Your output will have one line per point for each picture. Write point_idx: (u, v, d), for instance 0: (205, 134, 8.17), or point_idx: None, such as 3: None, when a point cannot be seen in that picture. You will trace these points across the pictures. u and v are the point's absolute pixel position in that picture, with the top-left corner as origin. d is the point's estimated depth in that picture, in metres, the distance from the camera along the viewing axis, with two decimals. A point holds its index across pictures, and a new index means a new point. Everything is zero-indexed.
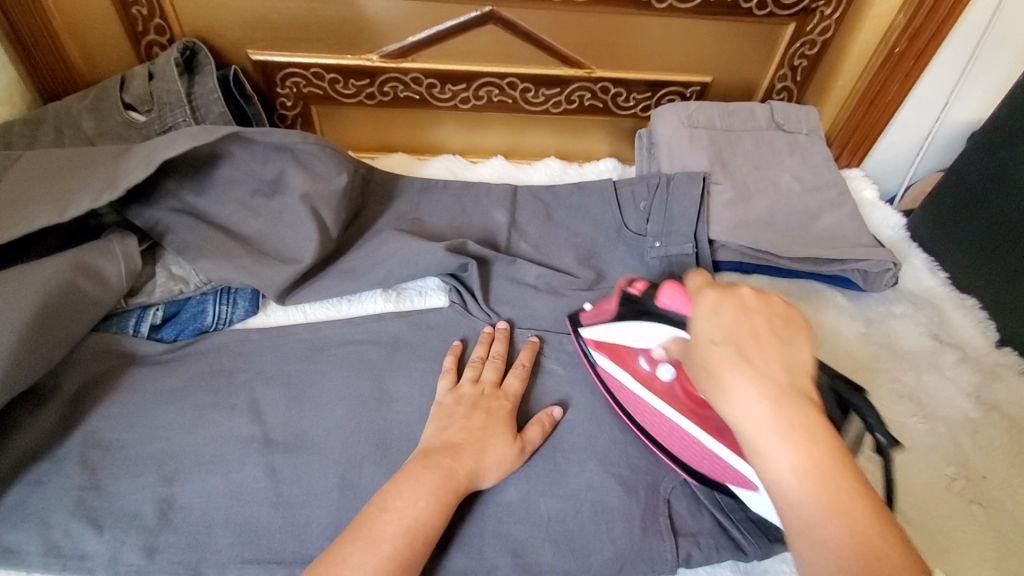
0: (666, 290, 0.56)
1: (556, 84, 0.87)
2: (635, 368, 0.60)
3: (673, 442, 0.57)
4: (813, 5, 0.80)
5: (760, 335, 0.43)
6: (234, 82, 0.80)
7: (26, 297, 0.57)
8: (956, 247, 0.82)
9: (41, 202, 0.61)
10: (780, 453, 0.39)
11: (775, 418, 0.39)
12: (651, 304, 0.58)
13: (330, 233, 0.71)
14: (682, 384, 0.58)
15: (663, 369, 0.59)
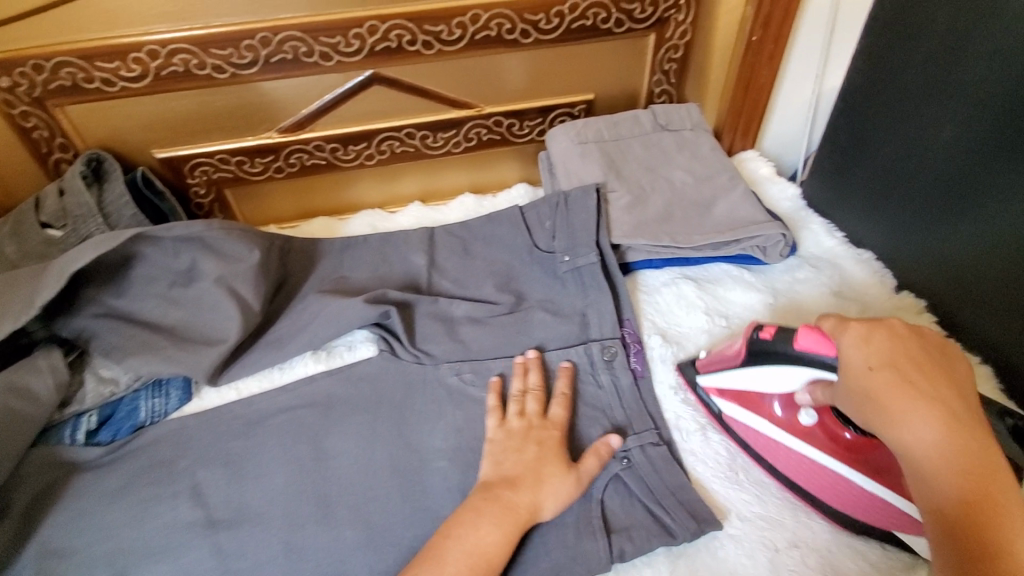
0: (803, 333, 0.55)
1: (451, 127, 0.92)
2: (769, 414, 0.62)
3: (820, 486, 0.59)
4: (665, 14, 0.86)
5: (918, 361, 0.48)
6: (143, 182, 0.84)
7: None
8: (847, 207, 0.87)
9: None
10: (939, 482, 0.44)
11: (946, 438, 0.45)
12: (786, 348, 0.57)
13: (252, 309, 0.74)
14: (824, 426, 0.60)
15: (804, 414, 0.60)
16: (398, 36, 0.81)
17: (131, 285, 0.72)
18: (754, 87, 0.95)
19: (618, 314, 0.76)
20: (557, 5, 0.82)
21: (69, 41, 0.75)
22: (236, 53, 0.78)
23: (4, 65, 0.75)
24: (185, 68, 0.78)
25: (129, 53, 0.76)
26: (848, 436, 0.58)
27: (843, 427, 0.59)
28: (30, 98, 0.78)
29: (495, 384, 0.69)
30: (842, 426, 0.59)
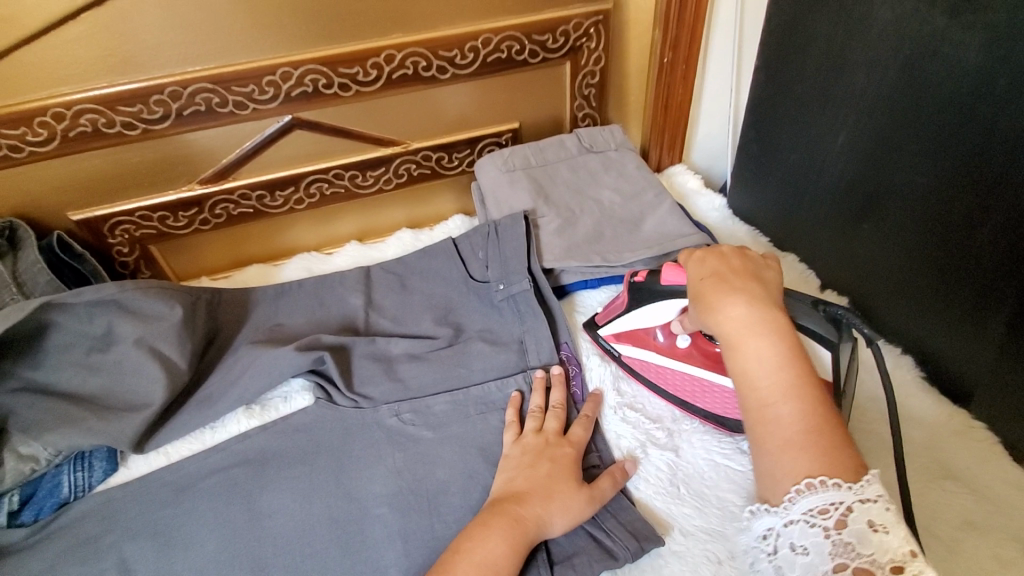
0: (668, 270, 0.65)
1: (379, 165, 0.92)
2: (656, 344, 0.72)
3: (707, 401, 0.68)
4: (577, 43, 0.89)
5: (736, 267, 0.55)
6: (60, 247, 0.81)
7: None
8: (767, 213, 0.91)
9: None
10: (749, 350, 0.49)
11: (757, 315, 0.50)
12: (656, 287, 0.67)
13: (179, 368, 0.72)
14: (697, 347, 0.70)
15: (680, 339, 0.71)
16: (313, 80, 0.81)
17: (45, 355, 0.69)
18: (671, 104, 0.99)
19: (555, 338, 0.76)
20: (470, 40, 0.84)
21: None
22: (146, 109, 0.77)
23: None
24: (94, 127, 0.77)
25: (33, 118, 0.74)
26: (716, 350, 0.69)
27: (710, 344, 0.70)
28: None
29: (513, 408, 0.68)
30: (709, 343, 0.70)
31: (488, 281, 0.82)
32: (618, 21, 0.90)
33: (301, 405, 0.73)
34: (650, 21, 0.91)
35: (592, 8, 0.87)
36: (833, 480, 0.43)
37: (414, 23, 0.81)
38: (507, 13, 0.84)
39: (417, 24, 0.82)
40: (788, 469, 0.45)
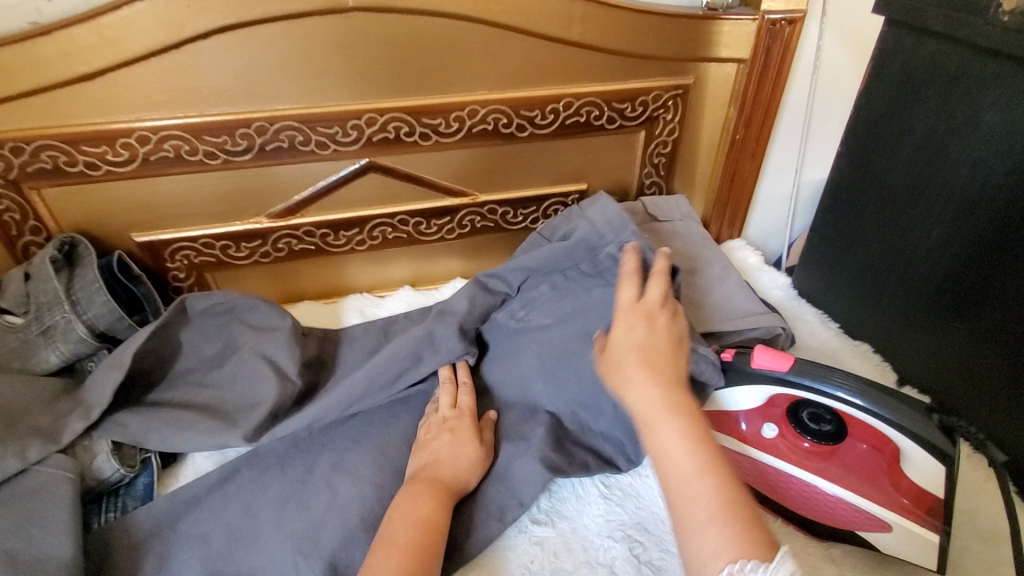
0: (760, 352, 0.61)
1: (444, 214, 0.92)
2: (735, 431, 0.64)
3: (790, 499, 0.61)
4: (654, 113, 0.89)
5: (659, 347, 0.56)
6: (119, 266, 0.79)
7: None
8: (837, 298, 0.89)
9: None
10: (669, 433, 0.50)
11: (664, 403, 0.52)
12: (743, 367, 0.62)
13: (292, 379, 0.72)
14: (784, 440, 0.62)
15: (766, 428, 0.63)
16: (396, 128, 0.81)
17: (123, 372, 0.66)
18: (738, 180, 0.99)
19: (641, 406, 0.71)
20: (552, 102, 0.84)
21: (53, 125, 0.72)
22: (231, 141, 0.77)
23: None
24: (176, 153, 0.76)
25: (117, 139, 0.74)
26: (808, 446, 0.61)
27: (800, 439, 0.62)
28: (5, 179, 0.74)
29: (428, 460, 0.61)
30: (799, 437, 0.62)
31: None
32: (699, 95, 0.90)
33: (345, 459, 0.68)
34: (728, 98, 0.92)
35: (674, 82, 0.87)
36: (750, 562, 0.41)
37: (501, 81, 0.82)
38: (592, 79, 0.85)
39: (504, 82, 0.82)
40: (715, 558, 0.43)
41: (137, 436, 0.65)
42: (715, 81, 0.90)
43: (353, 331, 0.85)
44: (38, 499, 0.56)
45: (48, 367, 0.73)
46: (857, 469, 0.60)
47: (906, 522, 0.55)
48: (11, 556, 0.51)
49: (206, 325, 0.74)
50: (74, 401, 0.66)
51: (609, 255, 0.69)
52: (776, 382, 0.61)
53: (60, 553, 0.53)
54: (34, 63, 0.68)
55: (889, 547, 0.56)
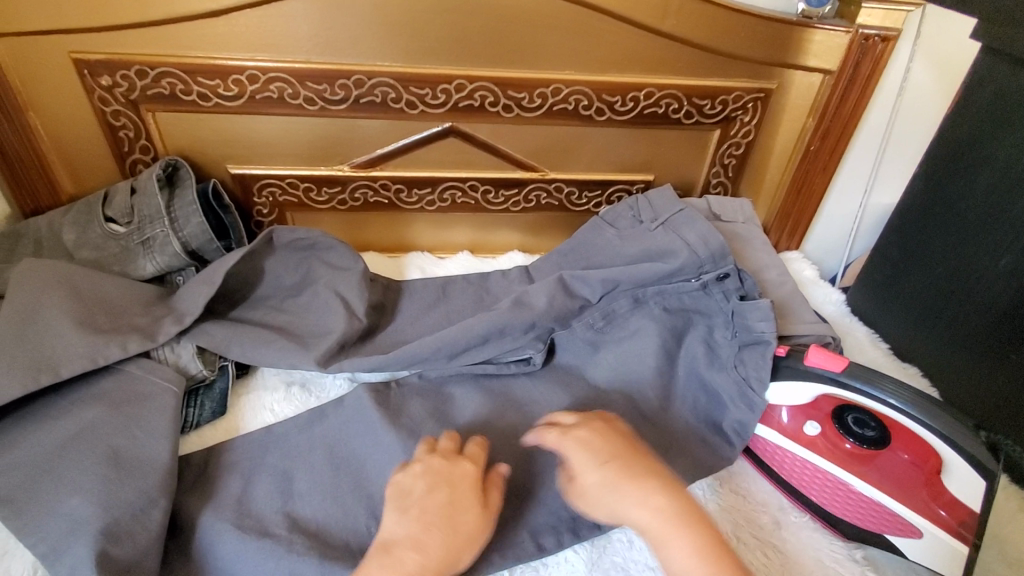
0: (814, 351, 0.64)
1: (514, 186, 0.96)
2: (778, 424, 0.68)
3: (822, 494, 0.64)
4: (733, 114, 0.91)
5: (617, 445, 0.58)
6: (213, 193, 0.85)
7: (58, 431, 0.57)
8: (889, 320, 0.90)
9: (56, 311, 0.65)
10: (682, 544, 0.50)
11: (672, 512, 0.52)
12: (797, 364, 0.66)
13: (358, 317, 0.77)
14: (826, 438, 0.66)
15: (809, 425, 0.67)
16: (482, 96, 0.85)
17: (214, 289, 0.72)
18: (805, 192, 1.00)
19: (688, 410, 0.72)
20: (634, 90, 0.87)
21: (175, 54, 0.78)
22: (330, 89, 0.82)
23: (108, 66, 0.78)
24: (279, 95, 0.82)
25: (230, 75, 0.80)
26: (848, 446, 0.65)
27: (842, 439, 0.66)
28: (126, 100, 0.81)
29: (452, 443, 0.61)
30: (841, 437, 0.66)
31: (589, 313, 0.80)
32: (780, 100, 0.91)
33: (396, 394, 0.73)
34: (808, 108, 0.92)
35: (757, 85, 0.88)
36: None
37: (587, 63, 0.84)
38: (676, 72, 0.86)
39: (590, 65, 0.85)
40: None
41: (220, 345, 0.70)
42: (798, 88, 0.90)
43: (414, 284, 0.90)
44: (144, 404, 0.61)
45: (144, 276, 0.80)
46: (892, 473, 0.63)
47: (934, 528, 0.59)
48: (117, 451, 0.56)
49: (288, 257, 0.80)
50: (169, 308, 0.73)
51: (706, 282, 0.75)
52: (826, 383, 0.64)
53: (157, 456, 0.57)
54: None
55: (911, 550, 0.60)
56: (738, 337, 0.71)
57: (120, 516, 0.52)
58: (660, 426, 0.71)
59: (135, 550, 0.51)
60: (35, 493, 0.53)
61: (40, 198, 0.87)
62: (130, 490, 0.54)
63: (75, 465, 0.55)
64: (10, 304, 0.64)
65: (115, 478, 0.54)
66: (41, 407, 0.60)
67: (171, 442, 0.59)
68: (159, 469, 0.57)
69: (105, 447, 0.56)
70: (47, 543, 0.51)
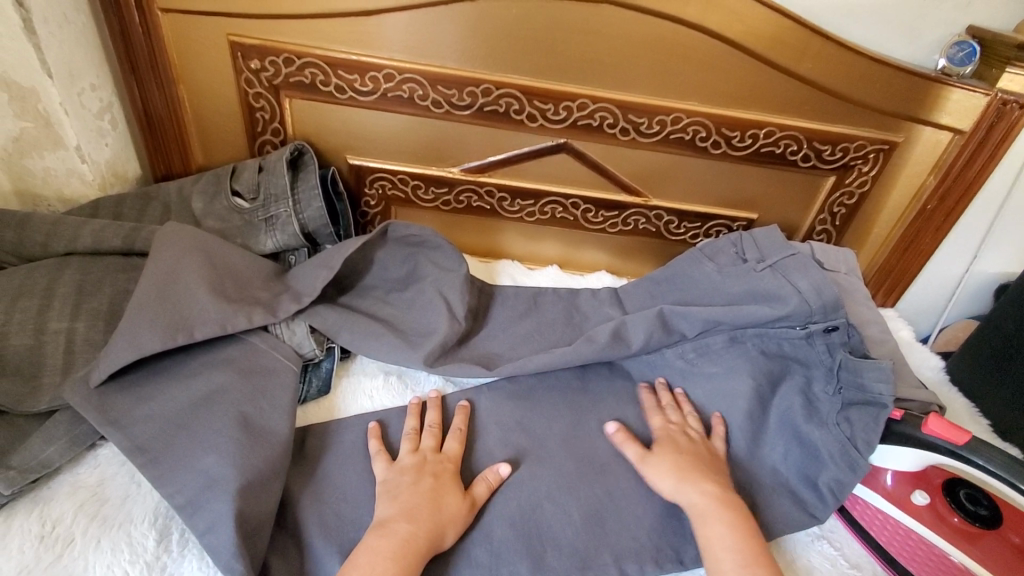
0: (932, 419, 0.63)
1: (615, 208, 0.97)
2: (881, 487, 0.66)
3: (922, 567, 0.62)
4: (852, 162, 0.89)
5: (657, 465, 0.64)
6: (331, 180, 0.89)
7: (190, 389, 0.62)
8: (994, 396, 0.86)
9: (193, 278, 0.69)
10: (722, 521, 0.59)
11: (718, 496, 0.61)
12: (909, 430, 0.64)
13: (458, 317, 0.80)
14: (933, 509, 0.64)
15: (915, 494, 0.65)
16: (602, 117, 0.86)
17: (332, 274, 0.76)
18: (912, 250, 0.97)
19: (778, 458, 0.70)
20: (755, 128, 0.86)
21: (322, 47, 0.82)
22: (458, 95, 0.85)
23: (260, 51, 0.83)
24: (410, 95, 0.85)
25: (368, 72, 0.84)
26: (958, 521, 0.62)
27: (952, 513, 0.63)
28: (269, 84, 0.86)
29: (414, 406, 0.70)
30: (951, 511, 0.63)
31: (682, 347, 0.80)
32: (903, 155, 0.89)
33: (489, 399, 0.74)
34: (931, 166, 0.90)
35: (883, 136, 0.86)
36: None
37: (712, 97, 0.85)
38: (801, 113, 0.85)
39: (715, 98, 0.85)
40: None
41: (332, 328, 0.74)
42: (923, 145, 0.88)
43: (507, 291, 0.91)
44: (268, 377, 0.65)
45: (263, 250, 0.84)
46: (1007, 557, 0.60)
47: None
48: (247, 418, 0.60)
49: (398, 251, 0.84)
50: (286, 286, 0.78)
51: (813, 332, 0.74)
52: (947, 455, 0.62)
53: (280, 430, 0.61)
54: None
55: None
56: (844, 394, 0.69)
57: (251, 484, 0.55)
58: (750, 471, 0.70)
59: (261, 516, 0.54)
60: (171, 445, 0.58)
61: (173, 165, 0.94)
62: (260, 458, 0.57)
63: (209, 425, 0.59)
64: (154, 266, 0.69)
65: (245, 444, 0.57)
66: (172, 364, 0.65)
67: (291, 418, 0.62)
68: (281, 442, 0.60)
69: (236, 412, 0.60)
70: (183, 496, 0.54)
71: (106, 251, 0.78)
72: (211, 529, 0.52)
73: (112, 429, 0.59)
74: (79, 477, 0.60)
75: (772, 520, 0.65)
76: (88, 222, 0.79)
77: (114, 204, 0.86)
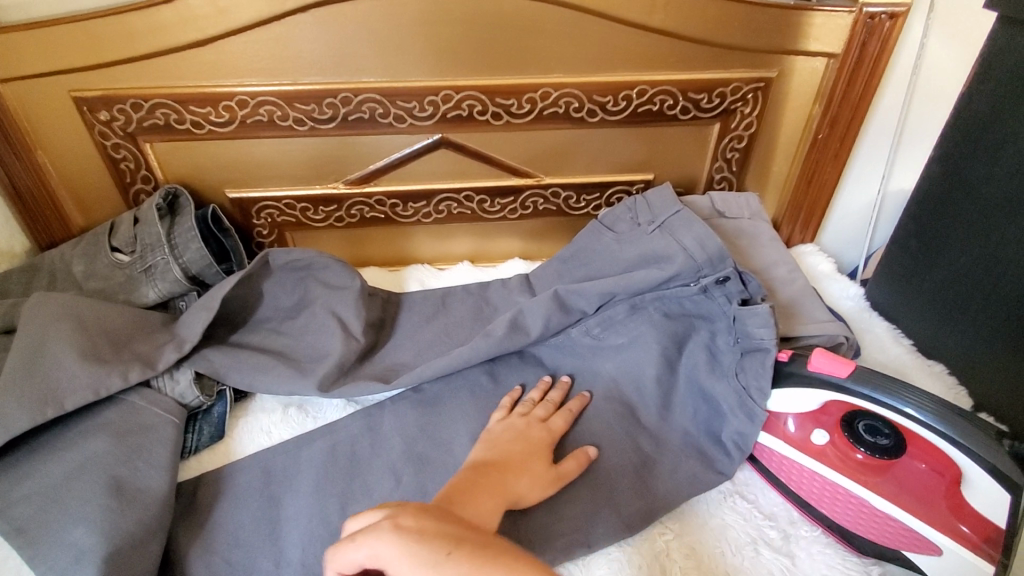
0: (817, 355, 0.61)
1: (510, 193, 0.94)
2: (784, 433, 0.64)
3: (832, 507, 0.61)
4: (732, 106, 0.87)
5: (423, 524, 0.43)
6: (212, 218, 0.87)
7: (63, 462, 0.60)
8: (914, 314, 0.85)
9: (60, 347, 0.67)
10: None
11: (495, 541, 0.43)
12: (800, 370, 0.63)
13: (353, 335, 0.78)
14: (835, 447, 0.62)
15: (816, 434, 0.63)
16: (470, 105, 0.84)
17: (212, 315, 0.74)
18: (816, 182, 0.95)
19: (690, 421, 0.69)
20: (626, 89, 0.84)
21: (167, 86, 0.80)
22: (317, 109, 0.83)
23: (105, 101, 0.80)
24: (269, 118, 0.83)
25: (220, 101, 0.81)
26: (860, 456, 0.61)
27: (854, 449, 0.62)
28: (124, 132, 0.83)
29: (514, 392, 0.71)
30: (853, 447, 0.62)
31: (583, 323, 0.78)
32: (782, 89, 0.87)
33: (391, 413, 0.72)
34: (813, 95, 0.88)
35: (756, 74, 0.85)
36: None
37: (575, 65, 0.82)
38: (669, 66, 0.83)
39: (578, 67, 0.83)
40: None
41: (220, 370, 0.72)
42: (800, 75, 0.86)
43: (412, 297, 0.89)
44: (147, 435, 0.63)
45: (148, 302, 0.81)
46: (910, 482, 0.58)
47: (954, 544, 0.54)
48: (120, 481, 0.58)
49: (285, 278, 0.82)
50: (170, 335, 0.75)
51: (706, 287, 0.72)
52: (832, 389, 0.61)
53: (158, 487, 0.59)
54: (155, 28, 0.75)
55: (934, 568, 0.56)
56: (739, 343, 0.67)
57: (122, 550, 0.54)
58: (660, 437, 0.69)
59: None
60: (45, 523, 0.56)
61: (53, 232, 0.91)
62: (132, 520, 0.56)
63: (79, 496, 0.57)
64: (17, 342, 0.67)
65: (118, 508, 0.56)
66: (48, 439, 0.63)
67: (171, 472, 0.61)
68: (158, 499, 0.59)
69: (108, 477, 0.58)
70: (56, 573, 0.53)
71: None
72: None
73: None
74: None
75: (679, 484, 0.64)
76: None
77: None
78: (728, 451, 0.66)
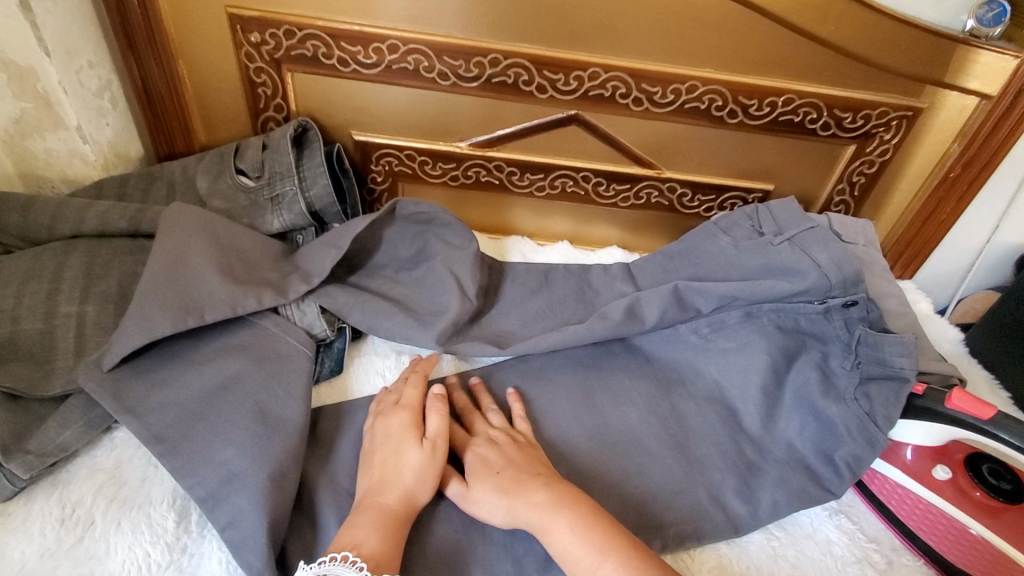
0: (957, 393, 0.63)
1: (627, 181, 0.94)
2: (902, 462, 0.67)
3: (943, 540, 0.63)
4: (873, 130, 0.86)
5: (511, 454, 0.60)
6: (337, 157, 0.87)
7: (204, 374, 0.62)
8: (1016, 369, 0.85)
9: (200, 260, 0.68)
10: (562, 526, 0.52)
11: (549, 507, 0.54)
12: (935, 407, 0.64)
13: (468, 294, 0.79)
14: (955, 484, 0.64)
15: (937, 469, 0.65)
16: (614, 87, 0.83)
17: (339, 254, 0.74)
18: (933, 220, 0.94)
19: (797, 436, 0.70)
20: (773, 96, 0.83)
21: (323, 18, 0.79)
22: (464, 66, 0.82)
23: (260, 24, 0.80)
24: (415, 67, 0.83)
25: (372, 43, 0.81)
26: (979, 496, 0.63)
27: (973, 488, 0.64)
28: (270, 57, 0.83)
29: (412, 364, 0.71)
30: (973, 486, 0.64)
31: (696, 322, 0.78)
32: (926, 122, 0.86)
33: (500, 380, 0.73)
34: (956, 133, 0.86)
35: (907, 102, 0.83)
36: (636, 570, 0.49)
37: (727, 64, 0.81)
38: (823, 79, 0.82)
39: (731, 65, 0.81)
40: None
41: (342, 308, 0.73)
42: (948, 111, 0.85)
43: (517, 268, 0.89)
44: (282, 363, 0.65)
45: (270, 230, 0.83)
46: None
47: None
48: (263, 408, 0.61)
49: (406, 228, 0.82)
50: (294, 266, 0.76)
51: (832, 307, 0.72)
52: (968, 429, 0.62)
53: (295, 415, 0.61)
54: None
55: None
56: (862, 368, 0.69)
57: (268, 470, 0.56)
58: (764, 446, 0.69)
59: (278, 500, 0.55)
60: (189, 433, 0.58)
61: (175, 144, 0.92)
62: (276, 444, 0.58)
63: (227, 413, 0.60)
64: (160, 248, 0.68)
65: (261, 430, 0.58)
66: (186, 348, 0.65)
67: (304, 403, 0.63)
68: (296, 428, 0.60)
69: (252, 404, 0.61)
70: (205, 488, 0.55)
71: (112, 234, 0.77)
72: (238, 518, 0.53)
73: (128, 415, 0.59)
74: (96, 460, 0.61)
75: (786, 498, 0.65)
76: (92, 204, 0.77)
77: (118, 184, 0.84)
78: (838, 470, 0.67)
